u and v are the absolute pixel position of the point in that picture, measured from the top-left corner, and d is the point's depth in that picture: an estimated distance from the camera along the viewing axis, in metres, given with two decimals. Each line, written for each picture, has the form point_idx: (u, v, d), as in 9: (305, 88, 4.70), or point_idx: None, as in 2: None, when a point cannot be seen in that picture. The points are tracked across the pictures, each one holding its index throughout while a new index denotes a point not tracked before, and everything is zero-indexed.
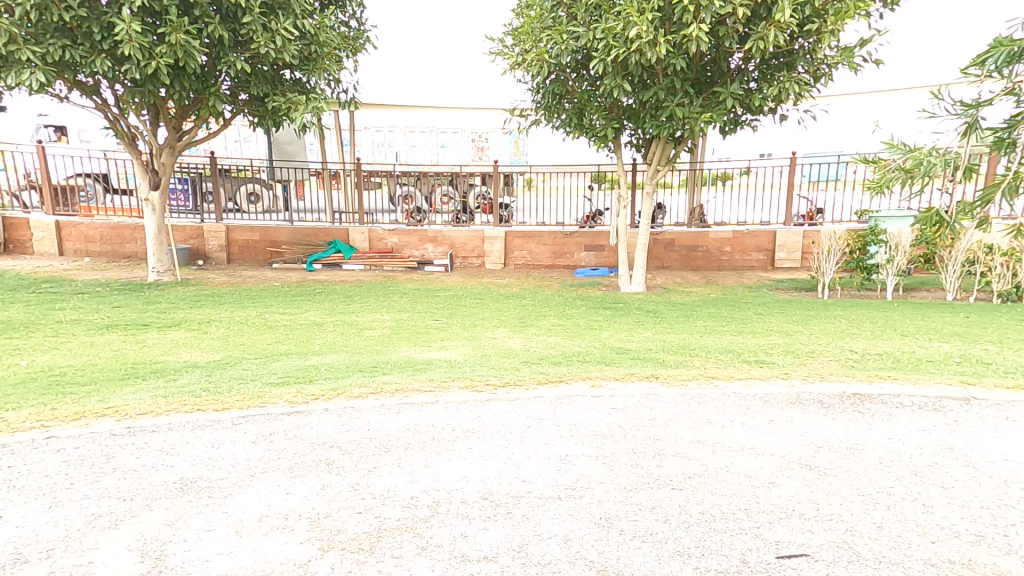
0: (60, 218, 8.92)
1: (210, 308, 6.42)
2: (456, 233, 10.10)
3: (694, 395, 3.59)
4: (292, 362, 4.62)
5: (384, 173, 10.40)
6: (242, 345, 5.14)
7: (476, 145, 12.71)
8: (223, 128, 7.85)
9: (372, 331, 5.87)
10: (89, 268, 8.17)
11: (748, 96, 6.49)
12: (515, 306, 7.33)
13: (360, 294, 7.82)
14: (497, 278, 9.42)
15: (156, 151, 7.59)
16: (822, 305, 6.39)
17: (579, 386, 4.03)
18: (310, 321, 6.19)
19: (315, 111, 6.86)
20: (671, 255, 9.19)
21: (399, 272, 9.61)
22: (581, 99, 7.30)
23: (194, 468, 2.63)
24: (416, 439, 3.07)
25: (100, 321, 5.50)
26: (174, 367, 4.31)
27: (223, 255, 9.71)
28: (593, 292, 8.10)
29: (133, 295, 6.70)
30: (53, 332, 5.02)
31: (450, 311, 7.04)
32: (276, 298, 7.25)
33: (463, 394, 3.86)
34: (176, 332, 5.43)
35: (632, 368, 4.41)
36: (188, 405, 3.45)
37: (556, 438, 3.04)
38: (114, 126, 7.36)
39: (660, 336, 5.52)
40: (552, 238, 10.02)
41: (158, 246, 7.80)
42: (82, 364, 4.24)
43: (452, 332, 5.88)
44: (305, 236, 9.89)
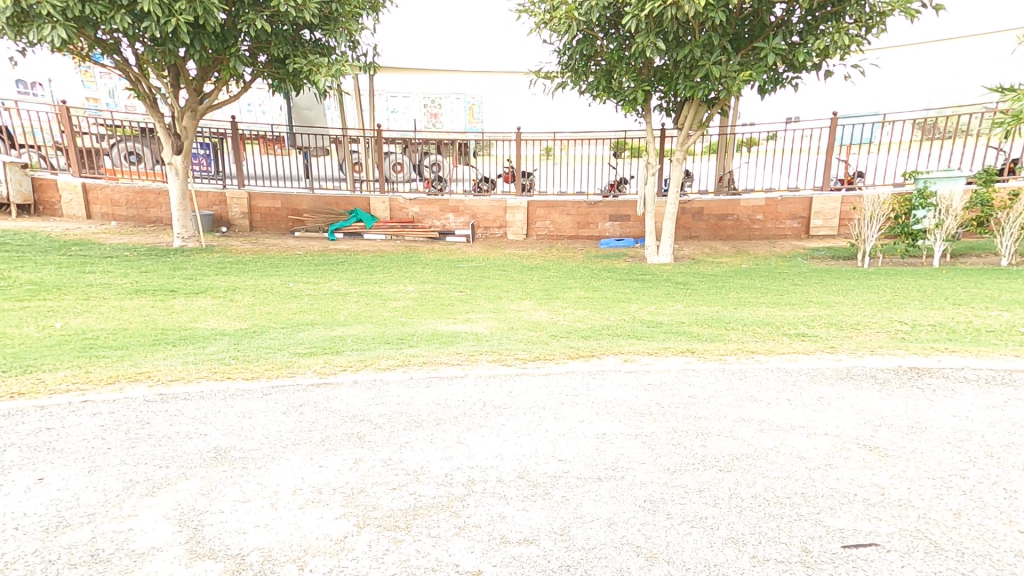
0: (87, 180, 8.95)
1: (235, 276, 6.41)
2: (477, 203, 9.91)
3: (735, 370, 3.44)
4: (319, 332, 4.57)
5: (404, 139, 10.18)
6: (269, 314, 5.13)
7: (429, 111, 12.26)
8: (243, 92, 7.70)
9: (397, 302, 5.80)
10: (116, 233, 8.23)
11: (791, 52, 6.07)
12: (541, 277, 7.18)
13: (382, 264, 7.74)
14: (519, 248, 9.24)
15: (179, 114, 7.48)
16: (863, 274, 6.09)
17: (611, 361, 3.91)
18: (334, 290, 6.15)
19: (336, 73, 6.66)
20: (699, 225, 8.87)
21: (420, 241, 9.52)
22: (609, 59, 6.92)
23: (226, 438, 2.59)
24: (447, 414, 3.00)
25: (129, 285, 5.52)
26: (203, 334, 4.30)
27: (245, 222, 9.69)
28: (619, 263, 7.88)
29: (160, 260, 6.72)
30: (84, 296, 5.05)
31: (473, 282, 6.94)
32: (299, 267, 7.21)
33: (491, 367, 3.79)
34: (204, 298, 5.42)
35: (665, 342, 4.26)
36: (218, 373, 3.44)
37: (591, 416, 2.93)
38: (136, 88, 7.24)
39: (692, 309, 5.33)
40: (575, 208, 9.75)
41: (182, 212, 7.79)
42: (114, 328, 4.25)
43: (476, 303, 5.78)
44: (325, 204, 9.84)
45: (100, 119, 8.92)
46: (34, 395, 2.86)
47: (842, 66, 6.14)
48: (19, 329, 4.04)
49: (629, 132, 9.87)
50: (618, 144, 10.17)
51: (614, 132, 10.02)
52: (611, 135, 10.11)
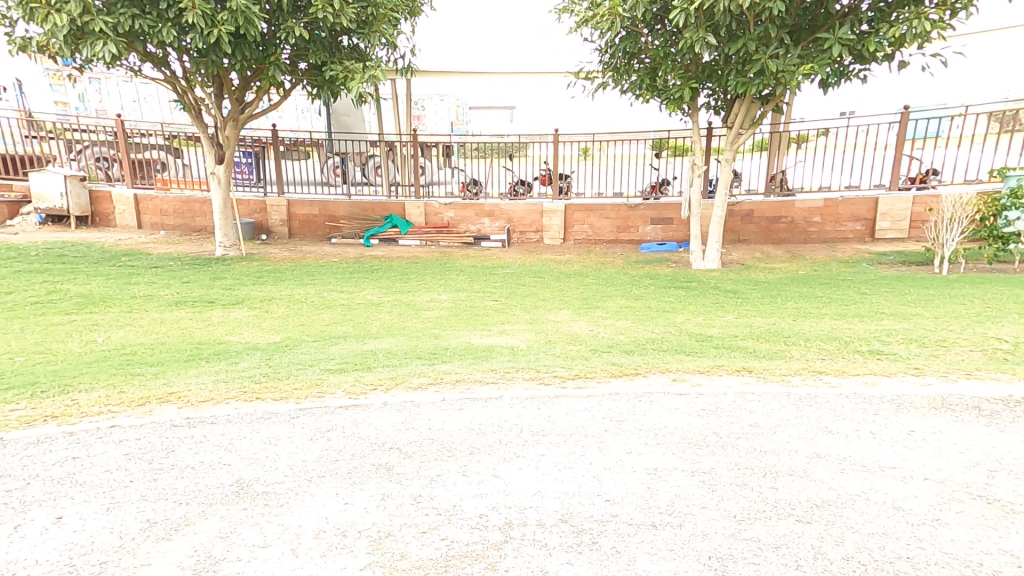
0: (138, 192, 9.27)
1: (272, 285, 6.44)
2: (514, 207, 9.69)
3: (802, 395, 3.06)
4: (351, 347, 4.46)
5: (442, 145, 10.12)
6: (303, 326, 5.08)
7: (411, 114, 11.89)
8: (283, 101, 7.76)
9: (431, 312, 5.65)
10: (164, 242, 8.51)
11: (860, 43, 5.55)
12: (579, 285, 6.89)
13: (417, 271, 7.66)
14: (556, 253, 8.98)
15: (221, 124, 7.61)
16: (943, 283, 5.51)
17: (659, 380, 3.58)
18: (368, 300, 6.07)
19: (372, 80, 6.59)
20: (749, 228, 8.35)
21: (455, 247, 9.40)
22: (655, 56, 6.57)
23: (249, 469, 2.46)
24: (482, 442, 2.78)
25: (170, 296, 5.60)
26: (237, 349, 4.26)
27: (284, 230, 9.82)
28: (662, 269, 7.49)
29: (201, 270, 6.84)
30: (128, 308, 5.14)
31: (509, 290, 6.72)
32: (335, 275, 7.21)
33: (528, 388, 3.54)
34: (240, 310, 5.44)
35: (719, 359, 3.89)
36: (247, 393, 3.34)
37: (640, 446, 2.64)
38: (182, 100, 7.41)
39: (746, 320, 4.91)
40: (615, 211, 9.39)
41: (224, 221, 7.93)
42: (153, 342, 4.28)
43: (513, 314, 5.55)
44: (362, 210, 9.85)
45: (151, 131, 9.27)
46: (65, 419, 2.84)
47: (919, 55, 5.57)
48: (63, 343, 4.12)
49: (673, 130, 9.42)
50: (659, 143, 9.74)
51: (656, 133, 9.60)
52: (651, 135, 9.73)
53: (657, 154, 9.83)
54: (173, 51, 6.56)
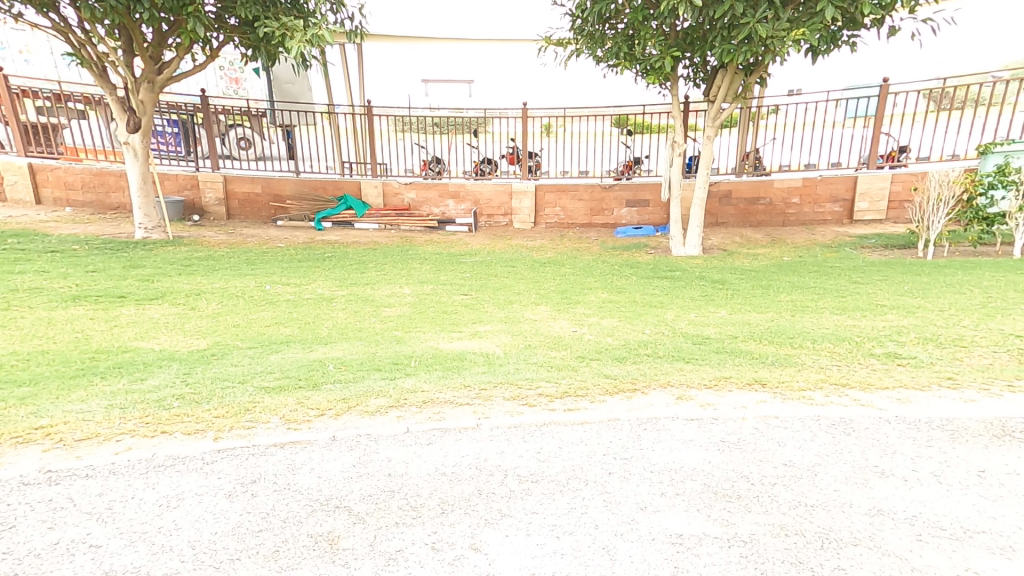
0: (33, 160, 8.11)
1: (202, 275, 5.56)
2: (480, 188, 8.98)
3: (836, 419, 2.59)
4: (292, 356, 3.73)
5: (401, 117, 9.27)
6: (235, 327, 4.28)
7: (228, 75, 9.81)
8: (209, 61, 6.73)
9: (390, 311, 4.95)
10: (70, 221, 7.39)
11: (855, 7, 5.08)
12: (555, 275, 6.33)
13: (375, 259, 6.91)
14: (527, 239, 8.37)
15: (134, 86, 6.51)
16: (935, 269, 5.25)
17: (662, 397, 3.06)
18: (318, 294, 5.31)
19: (314, 39, 5.66)
20: (727, 211, 7.98)
21: (417, 231, 8.63)
22: (633, 20, 5.92)
23: (127, 553, 1.77)
24: (456, 495, 2.17)
25: (67, 290, 4.67)
26: (146, 359, 3.47)
27: (222, 210, 8.76)
28: (640, 256, 7.02)
29: (114, 257, 5.84)
30: (6, 306, 4.21)
31: (479, 281, 6.09)
32: (279, 264, 6.36)
33: (508, 412, 2.94)
34: (159, 306, 4.59)
35: (723, 367, 3.40)
36: (149, 425, 2.60)
37: (656, 499, 2.11)
38: (80, 54, 6.27)
39: (740, 315, 4.47)
40: (588, 192, 8.83)
41: (145, 198, 6.89)
42: (31, 354, 3.42)
43: (483, 313, 4.94)
44: (311, 189, 8.90)
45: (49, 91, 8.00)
46: None
47: (913, 21, 5.18)
48: None
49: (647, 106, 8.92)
50: (620, 119, 9.23)
51: (616, 111, 9.11)
52: (609, 112, 9.22)
53: (617, 130, 9.34)
54: None
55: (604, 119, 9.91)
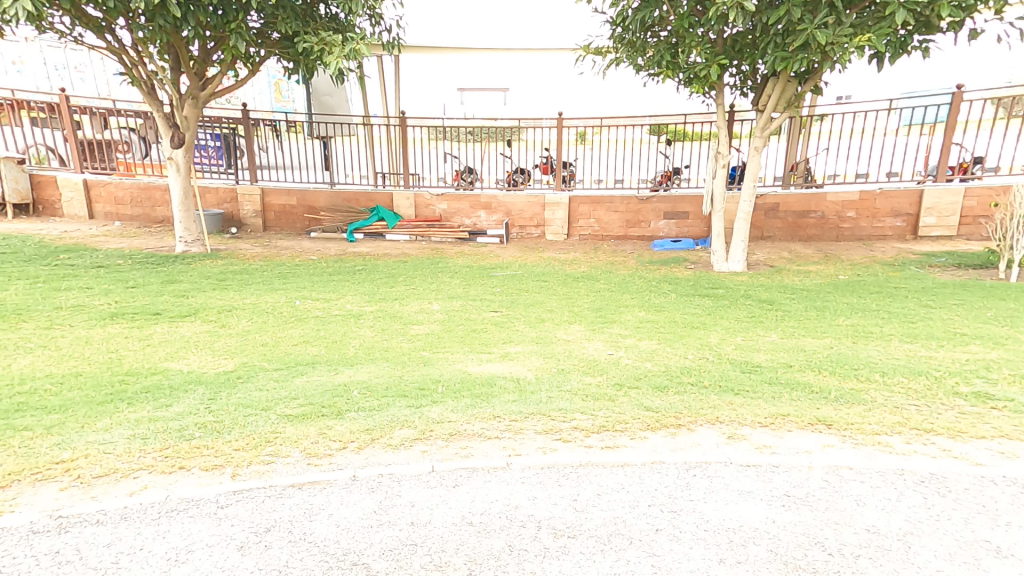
0: (88, 176, 8.43)
1: (235, 291, 5.56)
2: (512, 199, 8.82)
3: (926, 477, 2.26)
4: (317, 380, 3.62)
5: (435, 128, 9.21)
6: (263, 347, 4.22)
7: None
8: (251, 76, 6.82)
9: (419, 329, 4.83)
10: (117, 235, 7.64)
11: (929, 8, 4.65)
12: (589, 292, 6.07)
13: (405, 272, 6.83)
14: (560, 251, 8.15)
15: (178, 103, 6.66)
16: (1019, 293, 4.74)
17: (711, 435, 2.74)
18: (347, 311, 5.23)
19: (351, 54, 5.62)
20: (773, 223, 7.54)
21: (448, 243, 8.54)
22: (677, 27, 5.65)
23: None
24: (486, 553, 1.96)
25: (105, 307, 4.73)
26: (173, 383, 3.41)
27: (258, 222, 8.90)
28: (679, 272, 6.68)
29: (153, 271, 5.94)
30: (47, 323, 4.27)
31: (511, 297, 5.89)
32: (311, 277, 6.33)
33: (540, 449, 2.70)
34: (191, 324, 4.59)
35: (780, 401, 3.06)
36: (167, 460, 2.51)
37: (716, 567, 1.84)
38: (130, 73, 6.44)
39: (794, 340, 4.10)
40: (625, 203, 8.53)
41: (185, 213, 7.03)
42: (64, 376, 3.41)
43: (514, 334, 4.74)
44: (344, 201, 8.93)
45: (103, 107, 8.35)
46: None
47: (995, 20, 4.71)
48: None
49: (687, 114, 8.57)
50: (656, 128, 8.92)
51: (651, 120, 8.81)
52: (644, 121, 8.91)
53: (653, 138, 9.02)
54: (115, 12, 5.61)
55: (639, 127, 9.60)
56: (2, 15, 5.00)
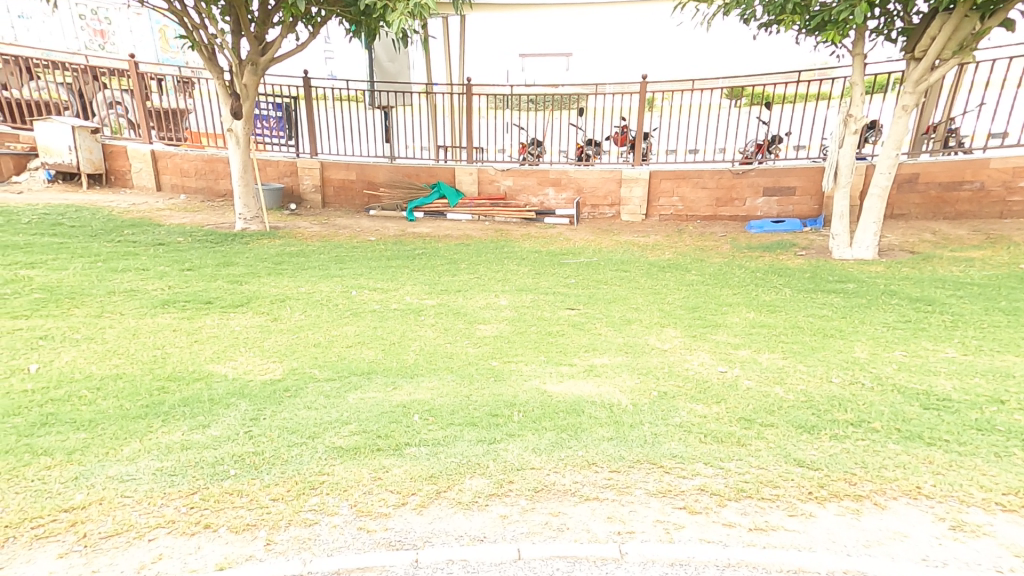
0: (155, 148, 8.38)
1: (291, 277, 5.17)
2: (585, 174, 7.96)
3: None
4: (373, 398, 3.11)
5: (500, 95, 8.46)
6: (315, 349, 3.75)
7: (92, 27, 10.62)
8: (311, 39, 6.32)
9: (485, 331, 4.29)
10: (182, 209, 7.54)
11: None
12: (679, 286, 5.22)
13: (468, 258, 6.25)
14: (638, 234, 7.27)
15: (238, 69, 6.27)
16: None
17: (916, 518, 1.96)
18: (408, 304, 4.74)
19: (416, 12, 4.94)
20: (909, 199, 6.29)
21: (513, 224, 7.88)
22: None
23: None
24: None
25: (159, 293, 4.41)
26: (214, 394, 2.96)
27: (318, 197, 8.57)
28: (788, 260, 5.62)
29: (211, 252, 5.66)
30: (99, 309, 3.95)
31: (589, 292, 5.17)
32: (369, 262, 5.88)
33: (663, 526, 2.01)
34: (243, 316, 4.19)
35: (1008, 466, 2.18)
36: (192, 514, 2.05)
37: None
38: (189, 36, 6.10)
39: (983, 359, 3.10)
40: (715, 178, 7.47)
41: (245, 187, 6.72)
42: (104, 378, 3.01)
43: (597, 341, 4.07)
44: (404, 176, 8.41)
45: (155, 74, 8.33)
46: None
47: None
48: None
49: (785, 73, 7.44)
50: (733, 91, 7.91)
51: (725, 83, 7.86)
52: (719, 84, 7.97)
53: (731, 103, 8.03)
54: None
55: (720, 90, 8.55)
56: None
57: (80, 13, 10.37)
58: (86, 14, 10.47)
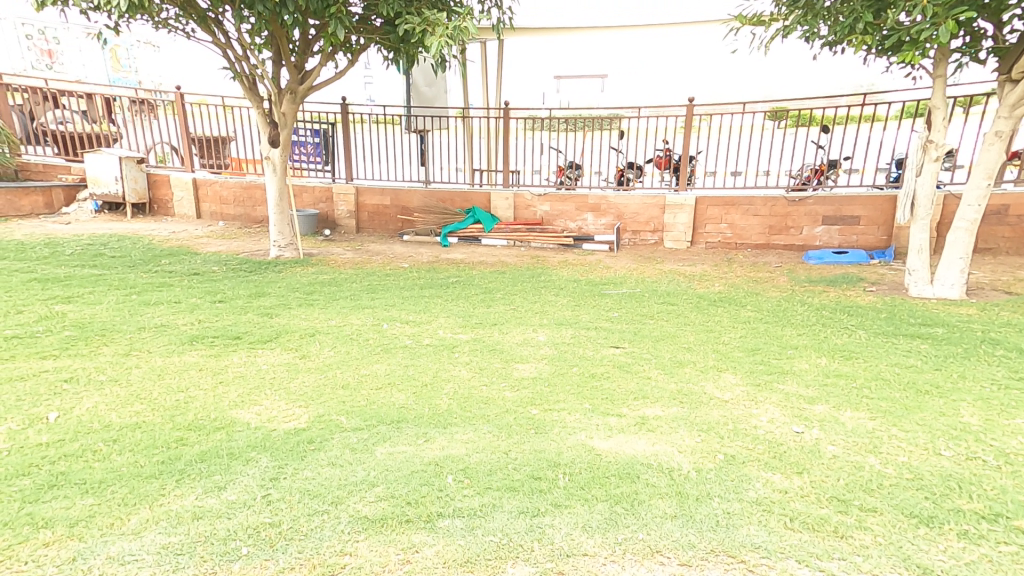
0: (196, 176, 8.57)
1: (321, 309, 5.01)
2: (627, 200, 7.68)
3: None
4: (402, 454, 2.82)
5: (537, 118, 8.29)
6: (342, 392, 3.49)
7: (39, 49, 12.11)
8: (349, 66, 6.30)
9: (523, 372, 3.95)
10: (219, 236, 7.60)
11: None
12: (734, 323, 4.79)
13: (503, 287, 5.98)
14: (683, 263, 6.88)
15: (277, 98, 6.28)
16: None
17: None
18: (440, 340, 4.47)
19: (454, 35, 4.80)
20: (996, 233, 6.22)
21: (549, 250, 7.62)
22: None
23: None
24: None
25: (188, 328, 4.29)
26: (234, 448, 2.74)
27: (352, 223, 8.53)
28: (857, 296, 5.29)
29: (244, 282, 5.58)
30: (126, 347, 3.84)
31: (634, 328, 4.80)
32: (400, 292, 5.67)
33: None
34: (271, 353, 4.01)
35: None
36: None
37: None
38: (232, 67, 6.17)
39: None
40: (768, 206, 7.16)
41: (281, 215, 6.69)
42: (122, 429, 2.83)
43: (648, 387, 3.66)
44: (438, 202, 8.29)
45: (105, 95, 8.63)
46: None
47: None
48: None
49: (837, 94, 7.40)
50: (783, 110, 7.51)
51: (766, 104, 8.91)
52: (764, 105, 8.08)
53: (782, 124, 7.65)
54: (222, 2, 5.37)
55: (765, 106, 8.65)
56: (109, 6, 4.84)
57: (26, 33, 11.85)
58: (33, 35, 11.95)
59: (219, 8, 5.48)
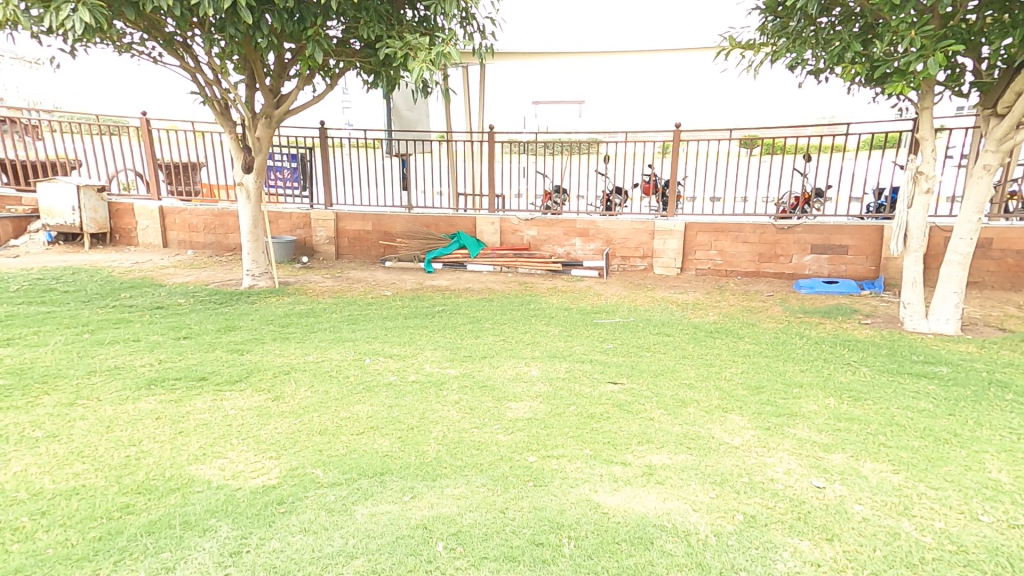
0: (163, 204, 8.15)
1: (297, 343, 4.66)
2: (615, 225, 7.55)
3: None
4: (385, 515, 2.50)
5: (522, 143, 8.15)
6: (318, 439, 3.15)
7: None
8: (327, 90, 6.08)
9: (517, 413, 3.64)
10: (186, 266, 7.19)
11: None
12: (734, 357, 4.60)
13: (492, 316, 5.71)
14: (675, 291, 6.72)
15: (251, 123, 6.00)
16: None
17: None
18: (426, 376, 4.15)
19: (438, 60, 4.60)
20: (985, 264, 6.25)
21: (538, 276, 7.41)
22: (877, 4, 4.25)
23: None
24: None
25: (146, 369, 3.91)
26: (189, 515, 2.40)
27: (331, 249, 8.21)
28: (854, 330, 5.18)
29: (213, 315, 5.20)
30: (73, 394, 3.45)
31: (632, 362, 4.57)
32: (383, 322, 5.35)
33: None
34: (240, 395, 3.64)
35: None
36: None
37: None
38: (202, 92, 5.88)
39: None
40: (757, 233, 7.09)
41: (255, 243, 6.36)
42: (56, 497, 2.47)
43: (652, 430, 3.38)
44: (422, 226, 8.04)
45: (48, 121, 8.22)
46: None
47: None
48: None
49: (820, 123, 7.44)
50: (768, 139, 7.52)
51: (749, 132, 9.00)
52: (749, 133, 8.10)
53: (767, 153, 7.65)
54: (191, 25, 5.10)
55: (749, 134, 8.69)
56: (64, 31, 4.52)
57: None
58: None
59: (187, 31, 5.20)
